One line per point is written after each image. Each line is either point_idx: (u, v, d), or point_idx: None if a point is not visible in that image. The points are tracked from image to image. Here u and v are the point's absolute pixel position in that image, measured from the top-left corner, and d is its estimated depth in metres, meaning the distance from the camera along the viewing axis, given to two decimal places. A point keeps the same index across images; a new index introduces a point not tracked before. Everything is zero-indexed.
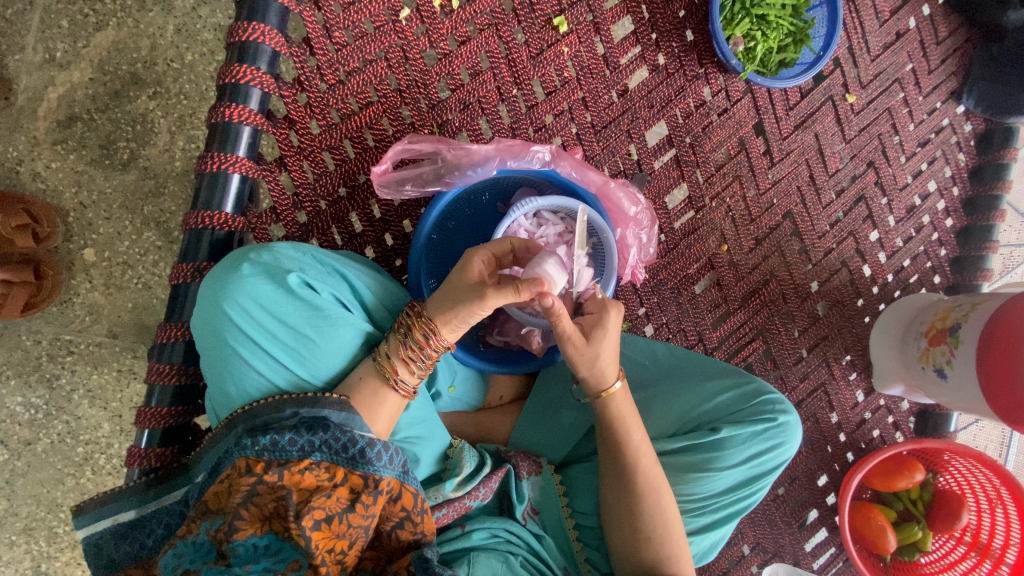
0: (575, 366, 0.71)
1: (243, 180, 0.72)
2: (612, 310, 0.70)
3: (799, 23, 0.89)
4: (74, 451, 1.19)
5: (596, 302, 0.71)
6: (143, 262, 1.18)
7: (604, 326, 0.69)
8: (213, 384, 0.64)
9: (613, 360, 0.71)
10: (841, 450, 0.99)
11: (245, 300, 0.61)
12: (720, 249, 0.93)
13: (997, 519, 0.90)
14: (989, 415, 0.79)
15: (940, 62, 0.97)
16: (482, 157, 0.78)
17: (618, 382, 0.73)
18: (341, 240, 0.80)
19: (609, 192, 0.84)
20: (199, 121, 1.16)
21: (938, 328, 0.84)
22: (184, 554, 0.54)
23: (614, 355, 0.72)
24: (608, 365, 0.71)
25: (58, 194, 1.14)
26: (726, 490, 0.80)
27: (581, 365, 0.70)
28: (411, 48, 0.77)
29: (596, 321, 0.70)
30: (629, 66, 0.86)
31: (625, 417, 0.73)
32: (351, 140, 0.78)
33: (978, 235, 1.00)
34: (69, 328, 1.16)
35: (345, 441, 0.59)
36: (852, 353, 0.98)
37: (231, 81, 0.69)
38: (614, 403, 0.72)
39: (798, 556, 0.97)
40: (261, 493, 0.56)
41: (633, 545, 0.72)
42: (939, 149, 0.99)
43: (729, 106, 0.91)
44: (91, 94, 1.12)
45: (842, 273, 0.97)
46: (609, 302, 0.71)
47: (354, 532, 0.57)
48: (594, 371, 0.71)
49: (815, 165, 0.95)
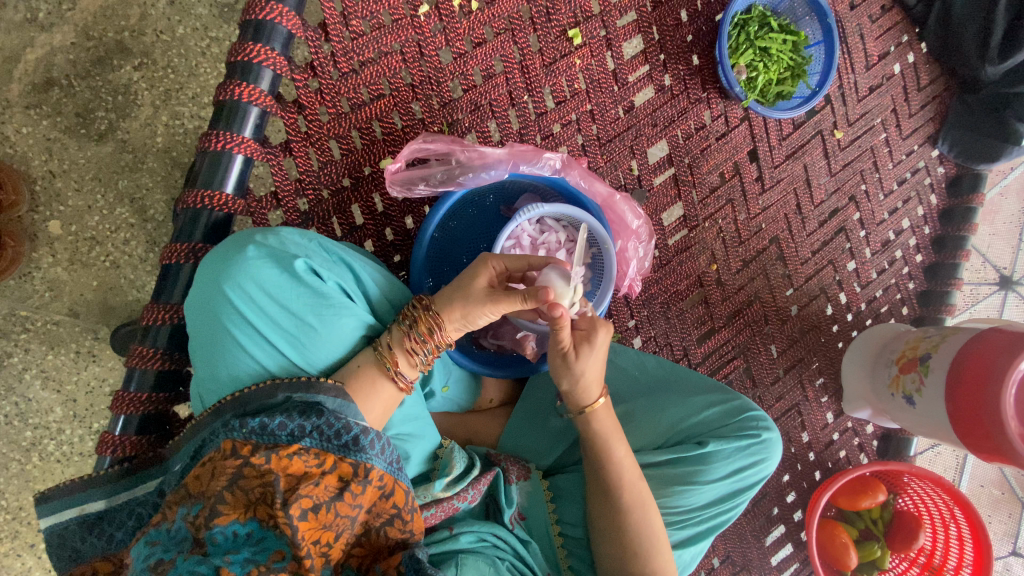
0: (558, 376, 0.72)
1: (246, 161, 0.70)
2: (600, 328, 0.70)
3: (797, 58, 0.94)
4: (21, 436, 1.11)
5: (586, 318, 0.71)
6: (113, 239, 1.11)
7: (592, 343, 0.70)
8: (203, 368, 0.62)
9: (596, 377, 0.72)
10: (809, 468, 1.03)
11: (246, 281, 0.59)
12: (710, 268, 0.96)
13: (950, 540, 0.96)
14: (951, 440, 0.83)
15: (919, 108, 1.03)
16: (494, 159, 0.78)
17: (602, 397, 0.74)
18: (341, 231, 0.78)
19: (613, 204, 0.86)
20: (185, 97, 1.11)
21: (908, 356, 0.89)
22: (157, 542, 0.52)
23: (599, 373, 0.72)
24: (593, 381, 0.72)
25: (26, 161, 1.07)
26: (708, 503, 0.82)
27: (562, 377, 0.72)
28: (426, 44, 0.77)
29: (585, 338, 0.70)
30: (636, 84, 0.88)
31: (607, 433, 0.73)
32: (359, 130, 0.77)
33: (945, 272, 1.06)
34: (25, 304, 1.09)
35: (337, 428, 0.58)
36: (824, 375, 1.02)
37: (243, 59, 0.67)
38: (598, 419, 0.73)
39: (764, 569, 1.00)
40: (248, 477, 0.53)
41: (620, 559, 0.73)
42: (913, 189, 1.05)
43: (727, 131, 0.94)
44: (72, 59, 1.07)
45: (820, 299, 1.02)
46: (600, 322, 0.71)
47: (340, 522, 0.55)
48: (573, 385, 0.72)
49: (802, 195, 0.99)
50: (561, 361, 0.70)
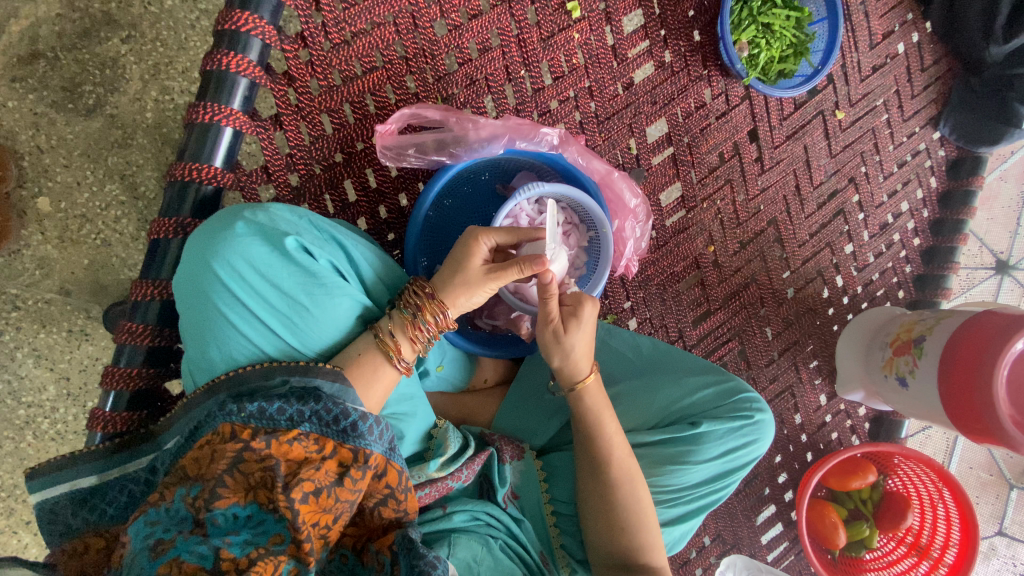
0: (547, 352, 0.72)
1: (235, 134, 0.68)
2: (588, 304, 0.71)
3: (801, 36, 0.92)
4: (15, 414, 1.10)
5: (571, 295, 0.72)
6: (103, 217, 1.09)
7: (579, 318, 0.70)
8: (195, 347, 0.61)
9: (584, 352, 0.72)
10: (801, 449, 1.03)
11: (236, 259, 0.58)
12: (707, 249, 0.95)
13: (937, 520, 0.97)
14: (942, 421, 0.84)
15: (922, 89, 1.02)
16: (491, 133, 0.76)
17: (591, 373, 0.74)
18: (333, 208, 0.77)
19: (611, 182, 0.85)
20: (174, 71, 1.08)
21: (903, 339, 0.89)
22: (157, 522, 0.51)
23: (588, 349, 0.73)
24: (582, 357, 0.72)
25: (13, 136, 1.05)
26: (700, 483, 0.82)
27: (552, 351, 0.72)
28: (421, 16, 0.75)
29: (572, 313, 0.71)
30: (636, 60, 0.87)
31: (596, 408, 0.73)
32: (351, 104, 0.75)
33: (942, 256, 1.05)
34: (15, 281, 1.08)
35: (336, 413, 0.57)
36: (818, 358, 1.03)
37: (230, 27, 0.65)
38: (588, 395, 0.73)
39: (754, 548, 1.01)
40: (248, 461, 0.53)
41: (608, 534, 0.73)
42: (913, 171, 1.04)
43: (727, 110, 0.93)
44: (57, 31, 1.04)
45: (816, 282, 1.01)
46: (585, 296, 0.72)
47: (340, 506, 0.55)
48: (565, 360, 0.72)
49: (802, 176, 0.98)
50: (552, 336, 0.71)
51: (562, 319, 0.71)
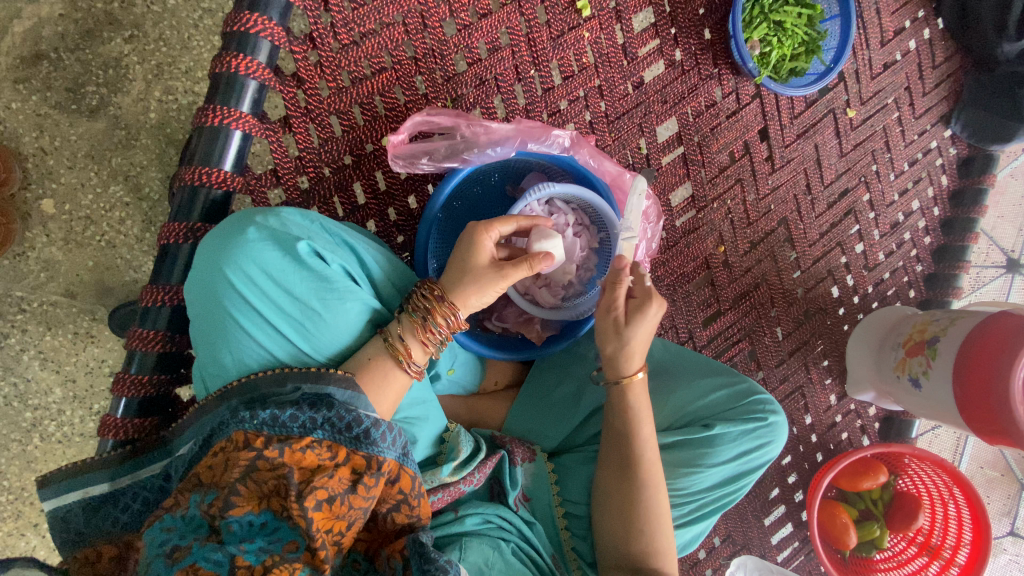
0: (603, 342, 0.72)
1: (245, 137, 0.67)
2: (655, 302, 0.71)
3: (813, 33, 0.90)
4: (21, 417, 1.10)
5: (640, 289, 0.72)
6: (108, 218, 1.08)
7: (644, 313, 0.71)
8: (206, 353, 0.61)
9: (641, 347, 0.72)
10: (811, 449, 1.03)
11: (248, 264, 0.58)
12: (717, 250, 0.95)
13: (949, 519, 0.96)
14: (956, 423, 0.83)
15: (933, 86, 1.01)
16: (502, 136, 0.75)
17: (642, 371, 0.74)
18: (343, 211, 0.76)
19: (622, 183, 0.83)
20: (178, 71, 1.07)
21: (916, 339, 0.88)
22: (172, 528, 0.51)
23: (644, 344, 0.73)
24: (637, 352, 0.72)
25: (17, 137, 1.04)
26: (713, 485, 0.82)
27: (609, 342, 0.72)
28: (430, 15, 0.74)
29: (636, 309, 0.71)
30: (646, 58, 0.86)
31: (638, 406, 0.73)
32: (361, 106, 0.74)
33: (953, 255, 1.05)
34: (21, 284, 1.07)
35: (348, 420, 0.57)
36: (829, 358, 1.02)
37: (240, 30, 0.64)
38: (634, 392, 0.73)
39: (764, 549, 1.01)
40: (260, 470, 0.53)
41: (623, 536, 0.73)
42: (924, 170, 1.03)
43: (738, 109, 0.92)
44: (60, 32, 1.03)
45: (826, 281, 1.01)
46: (654, 294, 0.72)
47: (353, 513, 0.54)
48: (620, 352, 0.72)
49: (812, 175, 0.97)
50: (612, 327, 0.71)
51: (625, 313, 0.71)
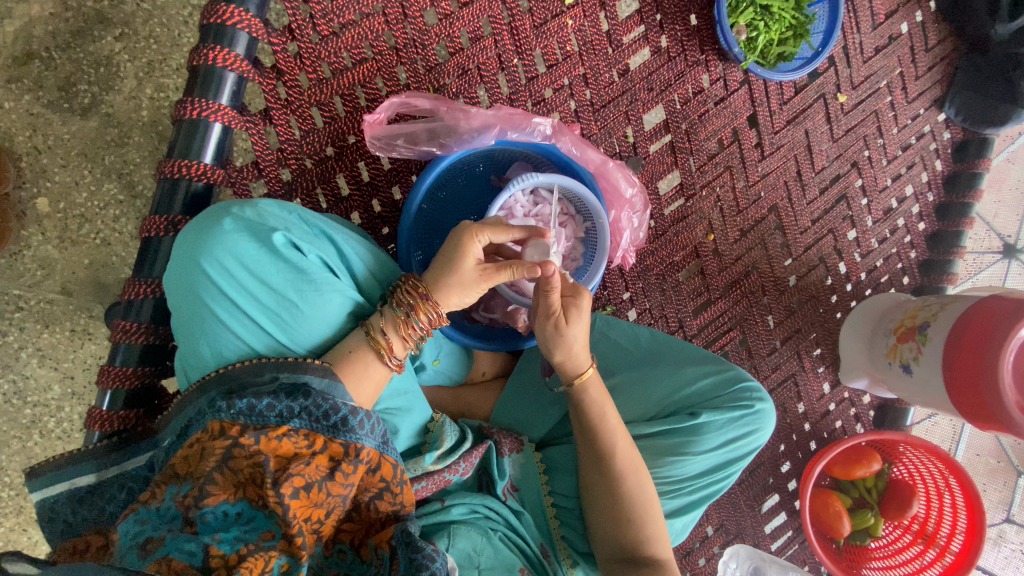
0: (549, 350, 0.71)
1: (225, 130, 0.68)
2: (584, 294, 0.70)
3: (801, 17, 0.89)
4: (21, 413, 1.11)
5: (569, 286, 0.71)
6: (102, 216, 1.09)
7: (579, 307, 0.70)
8: (186, 344, 0.61)
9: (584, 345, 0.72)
10: (805, 438, 1.02)
11: (224, 255, 0.58)
12: (706, 238, 0.94)
13: (944, 508, 0.96)
14: (948, 409, 0.83)
15: (926, 69, 0.99)
16: (482, 123, 0.75)
17: (591, 368, 0.73)
18: (326, 203, 0.76)
19: (606, 171, 0.83)
20: (169, 69, 1.07)
21: (907, 325, 0.87)
22: (147, 521, 0.52)
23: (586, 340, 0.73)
24: (581, 350, 0.72)
25: (11, 136, 1.05)
26: (700, 473, 0.82)
27: (555, 348, 0.71)
28: (410, 6, 0.74)
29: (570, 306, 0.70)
30: (631, 46, 0.85)
31: (598, 402, 0.73)
32: (341, 97, 0.74)
33: (948, 240, 1.03)
34: (18, 282, 1.08)
35: (325, 408, 0.57)
36: (822, 347, 1.01)
37: (215, 21, 0.64)
38: (589, 389, 0.73)
39: (757, 538, 1.01)
40: (237, 458, 0.53)
41: (613, 527, 0.73)
42: (918, 154, 1.02)
43: (726, 95, 0.91)
44: (51, 30, 1.03)
45: (819, 269, 1.00)
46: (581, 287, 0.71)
47: (332, 500, 0.55)
48: (568, 355, 0.71)
49: (803, 161, 0.96)
50: (553, 331, 0.70)
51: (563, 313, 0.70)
